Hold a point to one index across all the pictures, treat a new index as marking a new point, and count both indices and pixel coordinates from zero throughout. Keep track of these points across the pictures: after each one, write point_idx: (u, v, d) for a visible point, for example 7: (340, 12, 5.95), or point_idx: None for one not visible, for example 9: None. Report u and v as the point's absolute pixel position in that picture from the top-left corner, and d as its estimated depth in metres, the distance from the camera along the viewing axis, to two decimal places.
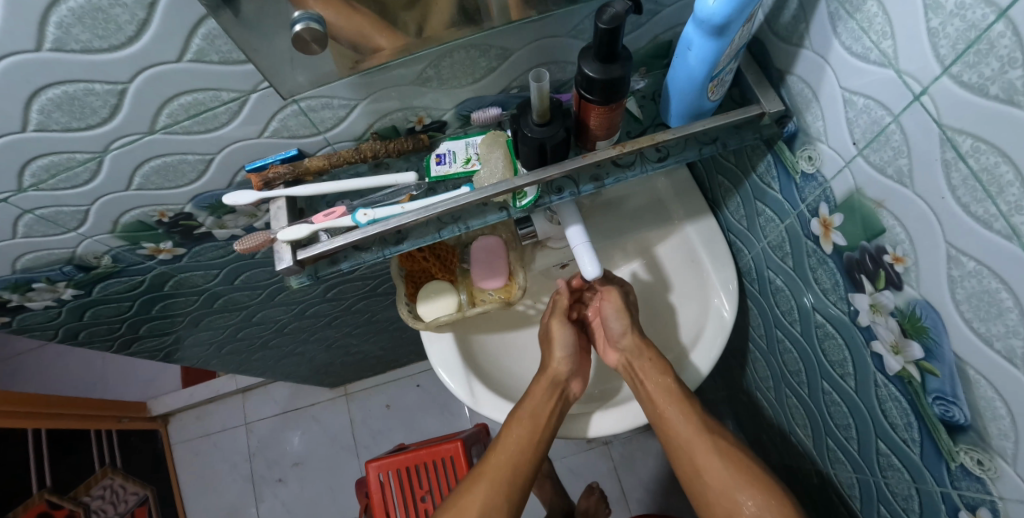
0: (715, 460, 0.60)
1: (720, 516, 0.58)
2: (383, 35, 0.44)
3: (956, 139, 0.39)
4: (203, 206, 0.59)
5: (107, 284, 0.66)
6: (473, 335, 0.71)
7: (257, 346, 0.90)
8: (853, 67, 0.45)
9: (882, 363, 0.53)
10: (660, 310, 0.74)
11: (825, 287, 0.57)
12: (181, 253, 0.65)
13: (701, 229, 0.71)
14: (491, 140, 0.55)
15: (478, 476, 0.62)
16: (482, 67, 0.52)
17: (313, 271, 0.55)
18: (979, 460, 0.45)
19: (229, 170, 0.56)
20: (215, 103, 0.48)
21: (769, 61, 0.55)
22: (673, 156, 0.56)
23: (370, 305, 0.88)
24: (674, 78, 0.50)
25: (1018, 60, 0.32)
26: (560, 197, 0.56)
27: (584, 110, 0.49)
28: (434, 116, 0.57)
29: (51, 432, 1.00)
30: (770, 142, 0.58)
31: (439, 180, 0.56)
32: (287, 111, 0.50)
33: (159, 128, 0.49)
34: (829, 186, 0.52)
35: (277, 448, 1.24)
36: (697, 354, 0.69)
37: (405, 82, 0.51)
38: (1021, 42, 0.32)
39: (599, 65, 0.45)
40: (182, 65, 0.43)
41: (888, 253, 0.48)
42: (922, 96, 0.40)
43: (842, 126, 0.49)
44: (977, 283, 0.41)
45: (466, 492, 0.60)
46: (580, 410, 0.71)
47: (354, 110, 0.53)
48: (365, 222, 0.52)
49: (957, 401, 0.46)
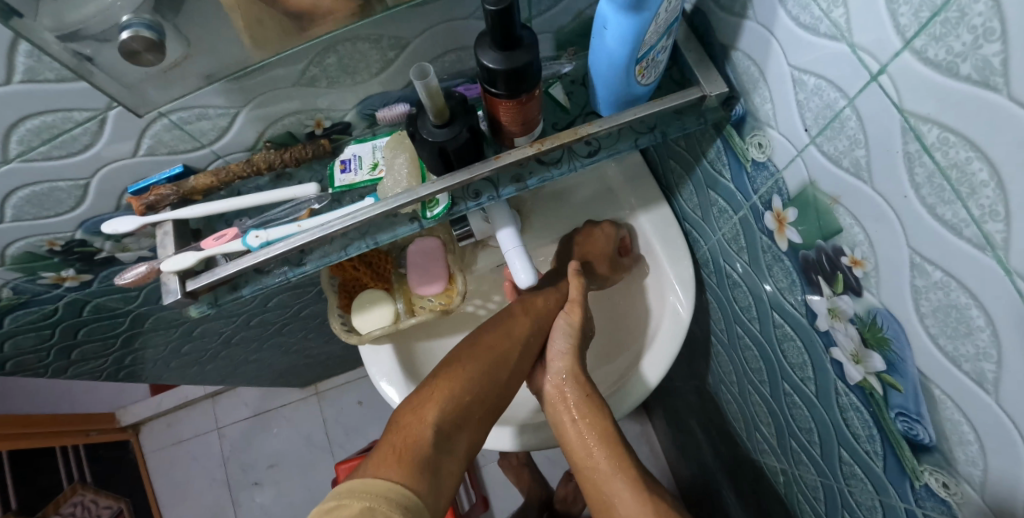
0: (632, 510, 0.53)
1: None
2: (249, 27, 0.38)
3: (920, 128, 0.32)
4: (95, 231, 0.54)
5: (17, 316, 0.61)
6: (417, 344, 0.67)
7: (207, 359, 0.86)
8: (802, 41, 0.38)
9: (842, 371, 0.48)
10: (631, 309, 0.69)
11: (781, 284, 0.51)
12: (89, 278, 0.59)
13: (655, 219, 0.65)
14: (396, 142, 0.48)
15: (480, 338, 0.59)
16: (377, 59, 0.45)
17: (212, 299, 0.50)
18: (944, 483, 0.41)
19: (112, 193, 0.50)
20: (69, 125, 0.41)
21: (711, 34, 0.47)
22: (604, 150, 0.49)
23: (318, 310, 0.84)
24: (596, 61, 0.43)
25: (995, 31, 0.25)
26: (478, 203, 0.49)
27: (492, 106, 0.42)
28: (334, 117, 0.50)
29: (15, 454, 0.99)
30: (718, 127, 0.51)
31: (345, 190, 0.49)
32: (158, 126, 0.44)
33: (14, 157, 0.43)
34: (781, 177, 0.46)
35: (253, 449, 1.23)
36: (646, 365, 0.63)
37: (290, 82, 0.44)
38: (998, 9, 0.25)
39: (498, 53, 0.38)
40: (14, 87, 0.37)
41: (846, 255, 0.42)
42: (881, 75, 0.33)
43: (792, 110, 0.42)
44: (944, 295, 0.35)
45: (465, 353, 0.58)
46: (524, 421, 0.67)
47: (237, 119, 0.46)
48: (258, 245, 0.46)
49: (921, 420, 0.41)
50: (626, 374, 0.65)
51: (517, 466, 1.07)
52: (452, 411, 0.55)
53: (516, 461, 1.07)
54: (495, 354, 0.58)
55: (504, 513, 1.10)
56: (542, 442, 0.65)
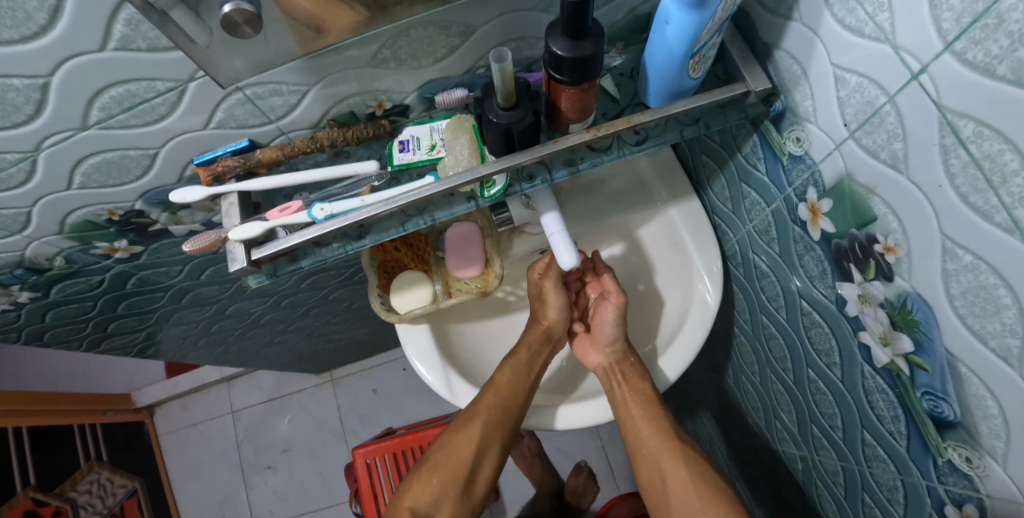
0: (680, 477, 0.62)
1: (663, 491, 0.63)
2: (327, 10, 0.39)
3: (957, 122, 0.34)
4: (154, 202, 0.55)
5: (64, 286, 0.63)
6: (450, 325, 0.69)
7: (234, 337, 0.89)
8: (847, 43, 0.41)
9: (870, 354, 0.51)
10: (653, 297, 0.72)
11: (812, 273, 0.55)
12: (139, 251, 0.61)
13: (685, 211, 0.68)
14: (457, 125, 0.51)
15: (472, 415, 0.65)
16: (444, 45, 0.47)
17: (271, 269, 0.53)
18: (968, 457, 0.44)
19: (177, 163, 0.52)
20: (150, 94, 0.43)
21: (755, 34, 0.50)
22: (652, 139, 0.53)
23: (347, 293, 0.86)
24: (653, 53, 0.46)
25: None
26: (532, 185, 0.52)
27: (555, 91, 0.45)
28: (395, 99, 0.53)
29: (35, 432, 1.03)
30: (756, 122, 0.54)
31: (403, 168, 0.52)
32: (232, 99, 0.46)
33: (93, 123, 0.44)
34: (818, 169, 0.49)
35: (266, 434, 1.28)
36: (666, 360, 0.67)
37: (360, 64, 0.46)
38: None
39: (567, 41, 0.40)
40: (107, 54, 0.39)
41: (879, 242, 0.45)
42: (921, 75, 0.36)
43: (832, 105, 0.45)
44: (974, 277, 0.37)
45: (455, 432, 0.66)
46: (547, 401, 0.69)
47: (306, 97, 0.49)
48: (322, 218, 0.48)
49: (947, 397, 0.44)
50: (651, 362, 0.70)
51: (529, 457, 1.14)
52: (433, 493, 0.65)
53: (529, 452, 1.14)
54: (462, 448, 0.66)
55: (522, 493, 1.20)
56: (555, 423, 0.66)
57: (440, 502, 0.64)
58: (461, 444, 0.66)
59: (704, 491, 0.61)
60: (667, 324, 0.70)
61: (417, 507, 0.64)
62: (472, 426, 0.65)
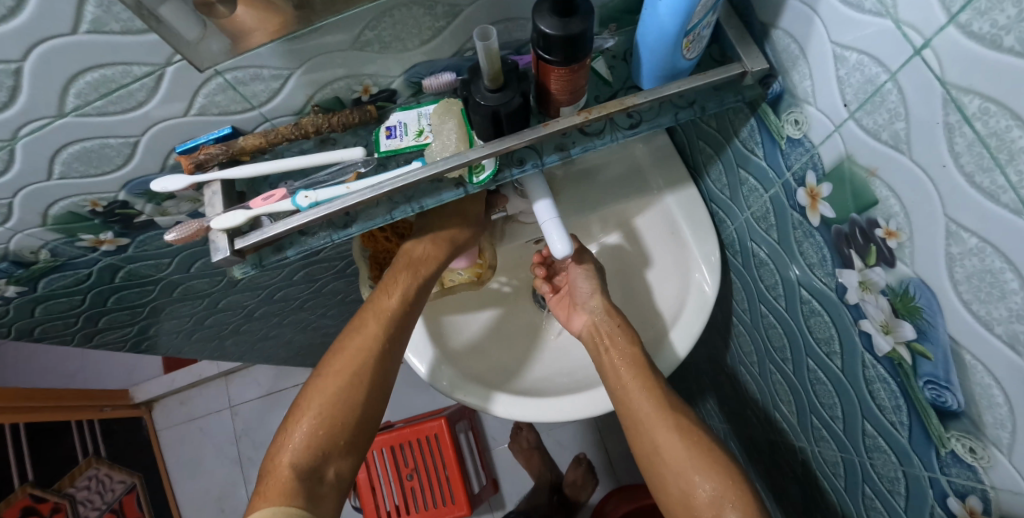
0: (674, 444, 0.56)
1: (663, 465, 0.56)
2: None
3: (962, 99, 0.33)
4: (138, 193, 0.54)
5: (52, 280, 0.62)
6: (444, 316, 0.70)
7: (228, 331, 0.89)
8: (846, 18, 0.39)
9: (871, 342, 0.50)
10: (642, 285, 0.72)
11: (811, 260, 0.53)
12: (125, 243, 0.60)
13: (682, 199, 0.66)
14: (444, 109, 0.50)
15: (372, 301, 0.59)
16: (429, 26, 0.46)
17: (256, 259, 0.52)
18: (971, 448, 0.43)
19: (159, 152, 0.51)
20: (126, 79, 0.42)
21: (752, 13, 0.48)
22: (645, 123, 0.51)
23: (341, 286, 0.86)
24: (645, 32, 0.44)
25: None
26: (523, 170, 0.51)
27: (543, 73, 0.43)
28: (382, 84, 0.51)
29: (33, 428, 1.03)
30: (753, 105, 0.53)
31: (390, 154, 0.51)
32: (212, 85, 0.45)
33: (70, 111, 0.43)
34: (817, 152, 0.47)
35: (265, 428, 1.28)
36: (677, 333, 0.65)
37: (343, 47, 0.45)
38: None
39: (555, 19, 0.38)
40: (80, 38, 0.37)
41: (881, 226, 0.43)
42: (924, 49, 0.34)
43: (831, 85, 0.43)
44: (980, 262, 0.36)
45: (351, 328, 0.59)
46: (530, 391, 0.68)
47: (288, 82, 0.47)
48: (307, 206, 0.47)
49: (950, 386, 0.42)
50: (659, 342, 0.67)
51: (528, 450, 1.17)
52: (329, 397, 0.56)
53: (526, 444, 1.18)
54: (376, 342, 0.57)
55: (521, 484, 1.20)
56: (538, 410, 0.64)
57: (336, 403, 0.55)
58: (360, 330, 0.58)
59: (699, 453, 0.55)
60: (667, 312, 0.68)
61: (311, 422, 0.54)
62: (369, 315, 0.59)
